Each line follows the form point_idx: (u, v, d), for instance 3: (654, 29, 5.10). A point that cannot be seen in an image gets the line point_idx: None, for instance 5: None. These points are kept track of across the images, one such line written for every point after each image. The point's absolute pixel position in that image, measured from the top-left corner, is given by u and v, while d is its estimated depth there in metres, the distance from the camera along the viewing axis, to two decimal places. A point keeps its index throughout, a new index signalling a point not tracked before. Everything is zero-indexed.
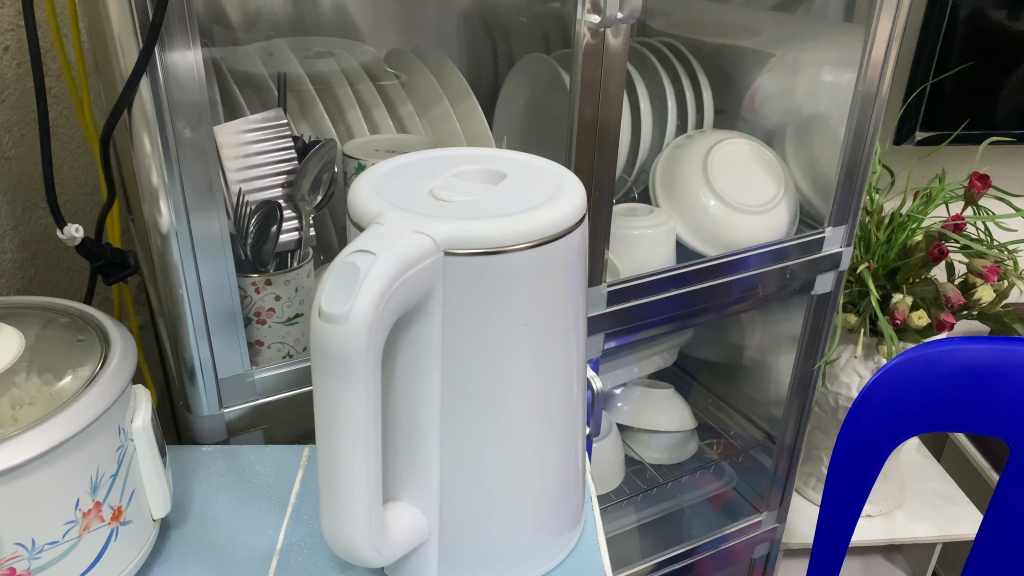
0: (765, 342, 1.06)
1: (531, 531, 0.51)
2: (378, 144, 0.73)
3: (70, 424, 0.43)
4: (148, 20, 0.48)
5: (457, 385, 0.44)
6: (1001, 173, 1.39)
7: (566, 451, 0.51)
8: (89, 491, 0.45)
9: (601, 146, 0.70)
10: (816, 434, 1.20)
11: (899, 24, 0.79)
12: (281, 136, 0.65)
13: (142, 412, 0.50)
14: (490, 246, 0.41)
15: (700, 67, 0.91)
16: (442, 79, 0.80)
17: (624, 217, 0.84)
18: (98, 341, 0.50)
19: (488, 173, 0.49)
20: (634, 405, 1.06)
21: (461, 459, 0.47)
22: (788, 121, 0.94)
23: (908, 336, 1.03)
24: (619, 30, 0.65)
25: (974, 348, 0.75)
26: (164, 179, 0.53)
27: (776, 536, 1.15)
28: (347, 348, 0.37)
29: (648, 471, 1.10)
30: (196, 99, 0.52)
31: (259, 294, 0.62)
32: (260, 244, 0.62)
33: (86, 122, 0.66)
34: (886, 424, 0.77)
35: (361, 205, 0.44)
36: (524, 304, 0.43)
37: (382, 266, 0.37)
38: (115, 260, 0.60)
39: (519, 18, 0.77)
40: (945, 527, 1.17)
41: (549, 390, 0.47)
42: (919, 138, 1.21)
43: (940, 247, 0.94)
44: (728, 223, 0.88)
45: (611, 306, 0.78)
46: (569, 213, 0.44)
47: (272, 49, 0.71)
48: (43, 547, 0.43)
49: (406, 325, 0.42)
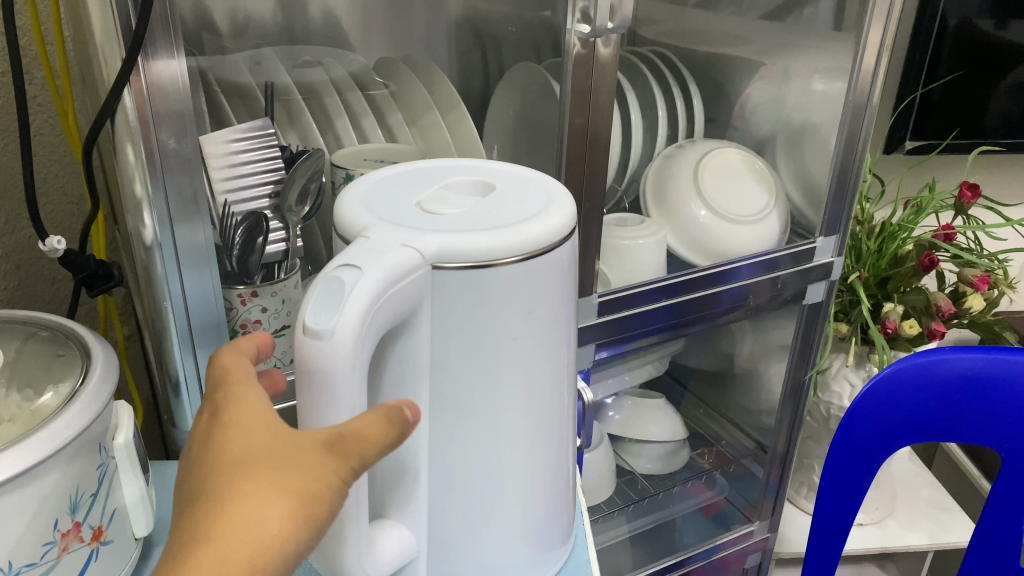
0: (756, 351, 1.06)
1: (520, 546, 0.50)
2: (367, 154, 0.72)
3: (47, 443, 0.41)
4: (131, 27, 0.47)
5: (445, 398, 0.44)
6: (990, 182, 1.40)
7: (557, 464, 0.50)
8: (68, 511, 0.44)
9: (592, 156, 0.69)
10: (807, 443, 1.20)
11: (889, 32, 0.79)
12: (268, 147, 0.64)
13: (123, 429, 0.49)
14: (478, 259, 0.40)
15: (691, 76, 0.91)
16: (432, 88, 0.79)
17: (615, 227, 0.83)
18: (79, 356, 0.49)
19: (478, 185, 0.49)
20: (626, 415, 1.05)
21: (452, 472, 0.46)
22: (778, 130, 0.94)
23: (899, 345, 1.03)
24: (609, 39, 0.64)
25: (961, 358, 0.75)
26: (147, 189, 0.52)
27: (768, 546, 1.15)
28: (332, 365, 0.36)
29: (640, 482, 1.08)
30: (181, 109, 0.51)
31: (245, 306, 0.61)
32: (246, 255, 0.60)
33: (70, 131, 0.65)
34: (878, 434, 0.77)
35: (348, 218, 0.43)
36: (513, 319, 0.43)
37: (368, 279, 0.36)
38: (99, 272, 0.59)
39: (509, 28, 0.77)
40: (937, 536, 1.17)
41: (540, 402, 0.47)
42: (909, 147, 1.21)
43: (930, 255, 0.93)
44: (718, 232, 0.87)
45: (602, 316, 0.77)
46: (558, 226, 0.43)
47: (260, 58, 0.70)
48: (21, 569, 0.42)
49: (393, 340, 0.41)
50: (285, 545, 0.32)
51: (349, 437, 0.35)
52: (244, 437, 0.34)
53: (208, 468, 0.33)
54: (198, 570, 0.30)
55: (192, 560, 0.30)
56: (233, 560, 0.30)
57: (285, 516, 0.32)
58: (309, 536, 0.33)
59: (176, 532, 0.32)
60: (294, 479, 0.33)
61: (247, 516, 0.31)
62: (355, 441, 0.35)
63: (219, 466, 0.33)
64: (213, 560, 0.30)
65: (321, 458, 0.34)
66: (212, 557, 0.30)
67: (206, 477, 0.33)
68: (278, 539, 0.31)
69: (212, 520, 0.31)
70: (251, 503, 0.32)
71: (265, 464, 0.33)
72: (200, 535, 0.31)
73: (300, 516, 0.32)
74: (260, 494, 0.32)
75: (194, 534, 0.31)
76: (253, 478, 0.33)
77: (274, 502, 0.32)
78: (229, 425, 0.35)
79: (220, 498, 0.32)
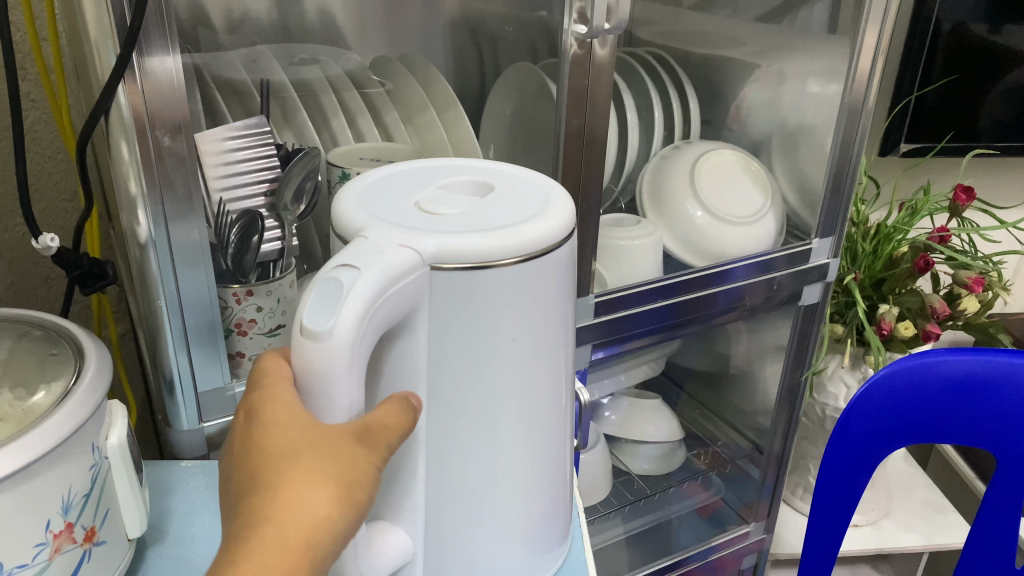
0: (751, 352, 1.06)
1: (517, 547, 0.50)
2: (364, 153, 0.72)
3: (39, 443, 0.41)
4: (126, 26, 0.47)
5: (443, 399, 0.43)
6: (985, 185, 1.40)
7: (553, 465, 0.50)
8: (61, 511, 0.44)
9: (588, 156, 0.69)
10: (803, 444, 1.20)
11: (885, 36, 0.79)
12: (266, 145, 0.63)
13: (117, 429, 0.48)
14: (475, 260, 0.40)
15: (687, 78, 0.91)
16: (428, 87, 0.79)
17: (611, 227, 0.83)
18: (71, 355, 0.48)
19: (476, 185, 0.49)
20: (621, 415, 1.05)
21: (449, 472, 0.46)
22: (774, 132, 0.94)
23: (894, 346, 1.03)
24: (605, 40, 0.64)
25: (953, 359, 0.76)
26: (142, 189, 0.51)
27: (764, 548, 1.15)
28: (329, 365, 0.36)
29: (636, 482, 1.09)
30: (175, 107, 0.51)
31: (240, 305, 0.61)
32: (241, 254, 0.60)
33: (64, 129, 0.64)
34: (872, 436, 0.77)
35: (345, 217, 0.43)
36: (511, 320, 0.42)
37: (365, 280, 0.36)
38: (93, 270, 0.58)
39: (506, 28, 0.77)
40: (932, 537, 1.17)
41: (536, 404, 0.46)
42: (904, 150, 1.21)
43: (926, 257, 0.94)
44: (714, 234, 0.87)
45: (599, 317, 0.77)
46: (557, 228, 0.43)
47: (255, 56, 0.70)
48: (13, 570, 0.41)
49: (391, 340, 0.41)
50: (333, 525, 0.35)
51: (375, 428, 0.38)
52: (281, 431, 0.37)
53: (253, 465, 0.36)
54: (262, 554, 0.33)
55: (256, 551, 0.33)
56: (291, 545, 0.34)
57: (331, 501, 0.35)
58: (352, 516, 0.36)
59: (236, 524, 0.35)
60: (333, 468, 0.36)
61: (297, 505, 0.35)
62: (380, 431, 0.38)
63: (264, 461, 0.36)
64: (273, 547, 0.34)
65: (353, 447, 0.37)
66: (273, 543, 0.34)
67: (254, 472, 0.36)
68: (329, 521, 0.35)
69: (266, 512, 0.34)
70: (299, 493, 0.35)
71: (305, 456, 0.36)
72: (262, 527, 0.34)
73: (343, 499, 0.36)
74: (305, 485, 0.35)
75: (255, 526, 0.34)
76: (297, 471, 0.35)
77: (320, 489, 0.35)
78: (266, 422, 0.37)
79: (270, 491, 0.35)
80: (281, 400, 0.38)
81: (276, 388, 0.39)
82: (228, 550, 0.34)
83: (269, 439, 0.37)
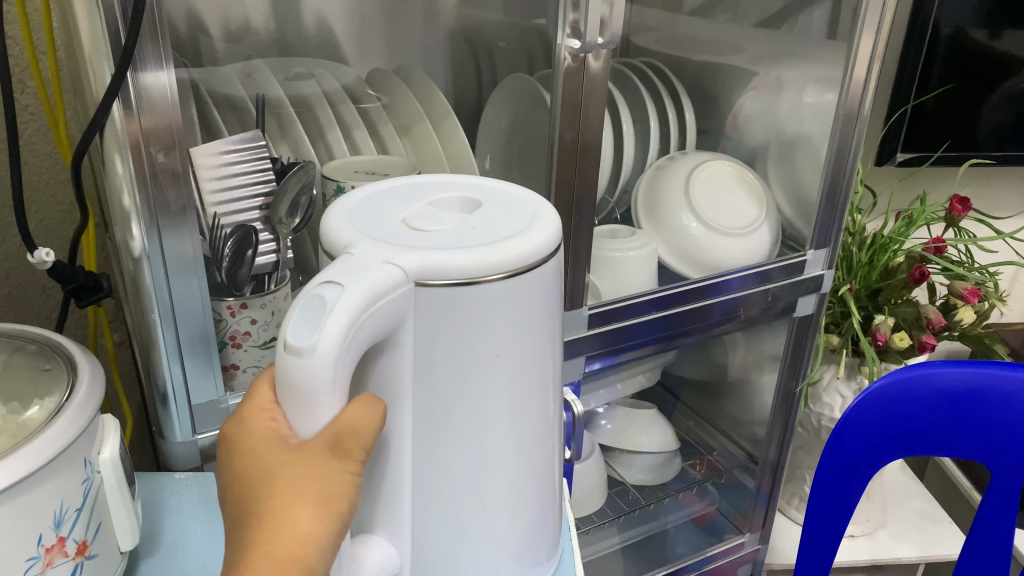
0: (748, 361, 1.06)
1: (504, 559, 0.50)
2: (358, 166, 0.72)
3: (30, 460, 0.41)
4: (120, 42, 0.48)
5: (430, 410, 0.43)
6: (982, 194, 1.40)
7: (541, 478, 0.50)
8: (52, 526, 0.44)
9: (582, 168, 0.69)
10: (799, 454, 1.20)
11: (880, 44, 0.79)
12: (259, 158, 0.64)
13: (108, 443, 0.49)
14: (462, 276, 0.40)
15: (683, 87, 0.91)
16: (423, 100, 0.79)
17: (605, 239, 0.83)
18: (65, 369, 0.49)
19: (463, 201, 0.49)
20: (617, 424, 1.05)
21: (437, 483, 0.46)
22: (770, 141, 0.94)
23: (889, 357, 1.03)
24: (599, 53, 0.64)
25: (949, 372, 0.76)
26: (135, 202, 0.52)
27: (759, 558, 1.15)
28: (313, 381, 0.36)
29: (631, 492, 1.09)
30: (167, 120, 0.51)
31: (234, 317, 0.61)
32: (235, 268, 0.60)
33: (61, 141, 0.64)
34: (867, 449, 0.77)
35: (334, 234, 0.43)
36: (498, 334, 0.43)
37: (348, 297, 0.36)
38: (88, 282, 0.58)
39: (502, 38, 0.77)
40: (927, 548, 1.17)
41: (524, 415, 0.47)
42: (900, 160, 1.21)
43: (921, 268, 0.93)
44: (709, 245, 0.87)
45: (593, 329, 0.77)
46: (544, 244, 0.43)
47: (252, 70, 0.71)
48: None
49: (378, 356, 0.41)
50: (319, 539, 0.37)
51: (346, 434, 0.37)
52: (262, 456, 0.38)
53: (244, 487, 0.39)
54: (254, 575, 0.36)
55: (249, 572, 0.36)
56: (280, 562, 0.36)
57: (314, 518, 0.37)
58: (338, 524, 0.38)
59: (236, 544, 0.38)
60: (313, 484, 0.37)
61: (284, 523, 0.37)
62: (352, 435, 0.37)
63: (252, 485, 0.38)
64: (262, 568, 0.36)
65: (327, 462, 0.37)
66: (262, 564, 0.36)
67: (246, 494, 0.38)
68: (313, 536, 0.37)
69: (257, 533, 0.37)
70: (284, 511, 0.37)
71: (283, 479, 0.37)
72: (252, 549, 0.36)
73: (325, 514, 0.37)
74: (289, 505, 0.37)
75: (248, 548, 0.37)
76: (279, 495, 0.37)
77: (300, 509, 0.37)
78: (250, 446, 0.39)
79: (261, 513, 0.37)
80: (261, 425, 0.39)
81: (257, 410, 0.40)
82: (232, 567, 0.37)
83: (253, 464, 0.38)
